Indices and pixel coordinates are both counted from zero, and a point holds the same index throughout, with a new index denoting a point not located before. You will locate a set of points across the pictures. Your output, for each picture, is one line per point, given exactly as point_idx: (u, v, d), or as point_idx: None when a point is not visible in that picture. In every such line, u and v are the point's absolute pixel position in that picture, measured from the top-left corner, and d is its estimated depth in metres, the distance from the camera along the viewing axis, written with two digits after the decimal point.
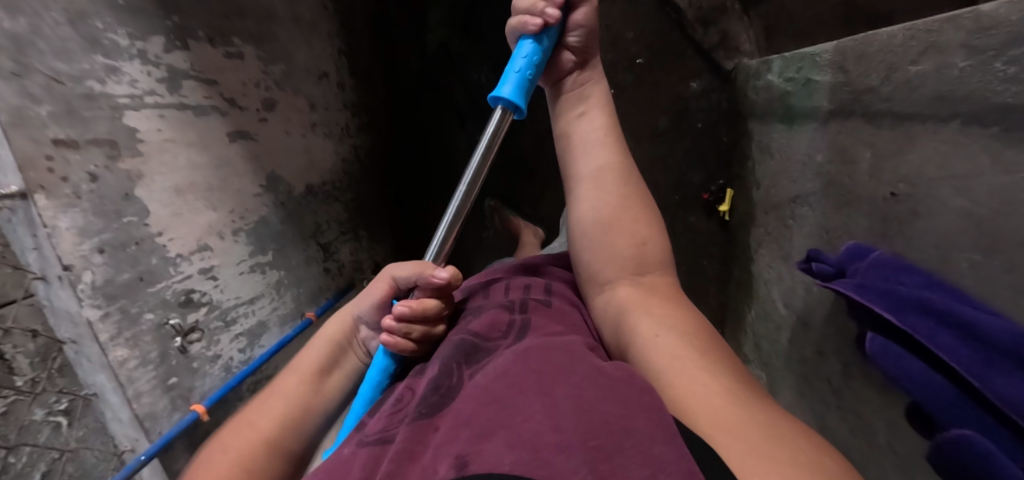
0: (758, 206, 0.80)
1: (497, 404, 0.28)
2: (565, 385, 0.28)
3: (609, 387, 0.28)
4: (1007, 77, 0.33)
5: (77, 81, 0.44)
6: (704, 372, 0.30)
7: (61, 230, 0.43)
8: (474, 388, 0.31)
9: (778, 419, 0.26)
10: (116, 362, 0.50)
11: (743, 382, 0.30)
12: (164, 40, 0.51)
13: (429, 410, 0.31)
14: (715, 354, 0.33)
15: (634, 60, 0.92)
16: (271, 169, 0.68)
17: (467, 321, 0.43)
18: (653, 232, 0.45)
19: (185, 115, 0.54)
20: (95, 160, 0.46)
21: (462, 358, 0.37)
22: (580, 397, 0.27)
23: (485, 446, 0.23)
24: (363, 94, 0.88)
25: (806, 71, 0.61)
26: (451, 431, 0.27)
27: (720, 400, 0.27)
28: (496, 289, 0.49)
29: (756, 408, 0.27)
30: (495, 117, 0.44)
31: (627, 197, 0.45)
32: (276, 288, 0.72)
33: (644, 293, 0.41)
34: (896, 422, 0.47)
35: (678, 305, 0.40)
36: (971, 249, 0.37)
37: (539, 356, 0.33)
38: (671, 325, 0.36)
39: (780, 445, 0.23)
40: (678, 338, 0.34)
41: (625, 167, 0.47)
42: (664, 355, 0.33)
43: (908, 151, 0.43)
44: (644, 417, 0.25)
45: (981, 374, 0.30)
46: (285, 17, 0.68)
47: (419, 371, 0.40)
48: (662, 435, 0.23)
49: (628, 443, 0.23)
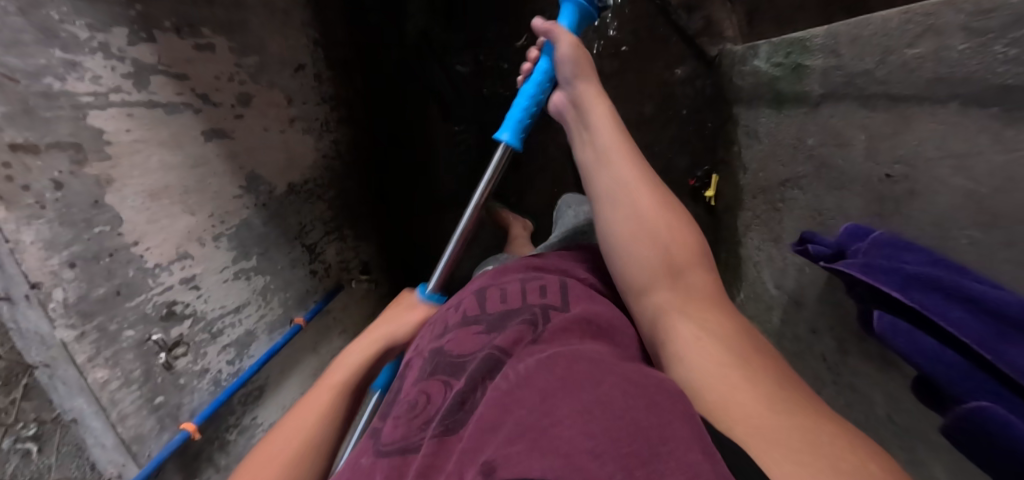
0: (746, 191, 0.81)
1: (523, 408, 0.25)
2: (595, 388, 0.25)
3: (641, 390, 0.25)
4: (1007, 58, 0.34)
5: (34, 79, 0.40)
6: (736, 376, 0.27)
7: (25, 245, 0.40)
8: (495, 393, 0.28)
9: (831, 428, 0.23)
10: (96, 384, 0.47)
11: (790, 389, 0.26)
12: (128, 32, 0.47)
13: (452, 425, 0.29)
14: (765, 359, 0.29)
15: (619, 47, 0.91)
16: (250, 168, 0.64)
17: (487, 334, 0.38)
18: (680, 223, 0.40)
19: (156, 113, 0.50)
20: (59, 165, 0.42)
21: (485, 372, 0.33)
22: (609, 400, 0.24)
23: (511, 451, 0.21)
24: (339, 86, 0.83)
25: (796, 55, 0.61)
26: (475, 435, 0.25)
27: (759, 407, 0.25)
28: (512, 293, 0.43)
29: (804, 416, 0.24)
30: (498, 153, 0.52)
31: (649, 204, 0.41)
32: (262, 294, 0.68)
33: (685, 296, 0.36)
34: (894, 395, 0.48)
35: (723, 307, 0.35)
36: (970, 226, 0.38)
37: (567, 364, 0.29)
38: (712, 329, 0.32)
39: (816, 453, 0.21)
40: (717, 340, 0.31)
41: (646, 174, 0.43)
42: (700, 363, 0.30)
43: (904, 133, 0.44)
44: (679, 424, 0.22)
45: (991, 345, 0.31)
46: (256, 4, 0.63)
47: (425, 368, 0.38)
48: (693, 443, 0.21)
49: (663, 448, 0.20)
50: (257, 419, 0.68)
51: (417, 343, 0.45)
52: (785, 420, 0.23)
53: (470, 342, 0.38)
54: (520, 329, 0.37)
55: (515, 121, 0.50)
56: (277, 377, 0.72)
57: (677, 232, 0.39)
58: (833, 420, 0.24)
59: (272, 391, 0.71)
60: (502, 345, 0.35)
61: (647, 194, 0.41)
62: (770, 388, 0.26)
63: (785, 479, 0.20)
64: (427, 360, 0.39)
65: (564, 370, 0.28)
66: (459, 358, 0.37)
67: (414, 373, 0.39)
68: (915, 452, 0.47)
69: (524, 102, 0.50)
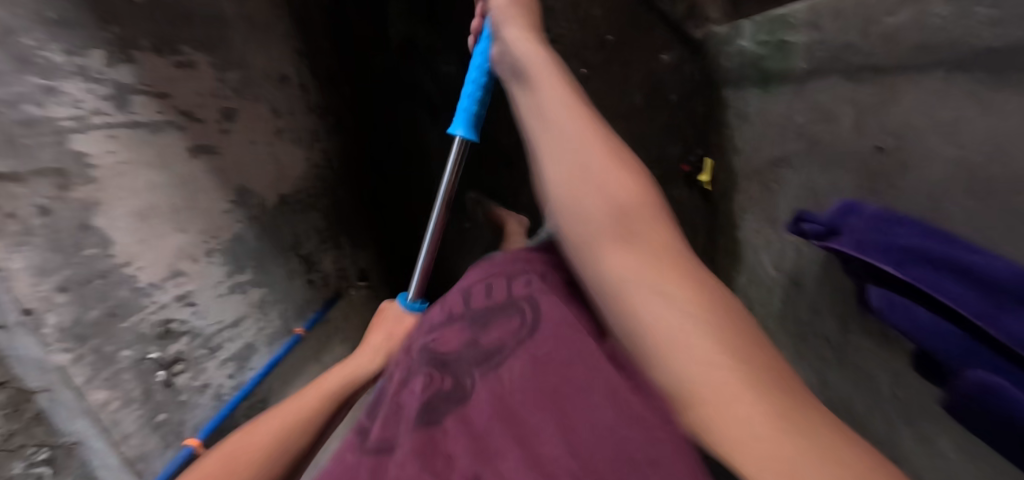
0: (740, 173, 0.80)
1: (517, 430, 0.27)
2: (591, 405, 0.27)
3: (629, 399, 0.26)
4: (989, 21, 0.33)
5: (12, 107, 0.40)
6: (735, 387, 0.22)
7: (15, 272, 0.41)
8: (488, 401, 0.30)
9: (850, 452, 0.19)
10: (96, 405, 0.48)
11: (770, 376, 0.24)
12: (106, 54, 0.47)
13: (433, 419, 0.31)
14: (749, 345, 0.25)
15: (605, 37, 0.89)
16: (239, 182, 0.64)
17: (472, 328, 0.38)
18: (636, 187, 0.33)
19: (138, 133, 0.50)
20: (44, 191, 0.42)
21: (475, 374, 0.33)
22: (598, 417, 0.26)
23: (505, 476, 0.24)
24: (327, 96, 0.83)
25: (779, 33, 0.61)
26: (475, 458, 0.26)
27: (777, 435, 0.20)
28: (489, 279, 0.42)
29: (822, 440, 0.20)
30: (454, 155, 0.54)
31: (595, 154, 0.34)
32: (260, 307, 0.68)
33: (645, 259, 0.29)
34: (898, 372, 0.47)
35: (689, 268, 0.30)
36: (962, 196, 0.37)
37: (557, 368, 0.30)
38: (681, 297, 0.27)
39: (811, 453, 0.19)
40: (688, 315, 0.26)
41: (593, 123, 0.36)
42: (662, 333, 0.26)
43: (891, 104, 0.43)
44: (665, 436, 0.23)
45: (991, 315, 0.30)
46: (236, 18, 0.63)
47: (412, 369, 0.38)
48: (683, 461, 0.22)
49: (652, 472, 0.22)
50: None
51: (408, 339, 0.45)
52: (808, 451, 0.19)
53: (456, 336, 0.38)
54: (507, 322, 0.36)
55: (466, 113, 0.50)
56: (280, 389, 0.72)
57: (640, 203, 0.33)
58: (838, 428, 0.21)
59: None
60: (490, 342, 0.36)
61: (609, 167, 0.33)
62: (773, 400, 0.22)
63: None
64: (414, 361, 0.38)
65: (561, 382, 0.29)
66: (442, 354, 0.37)
67: (401, 372, 0.39)
68: (921, 428, 0.46)
69: (471, 88, 0.49)
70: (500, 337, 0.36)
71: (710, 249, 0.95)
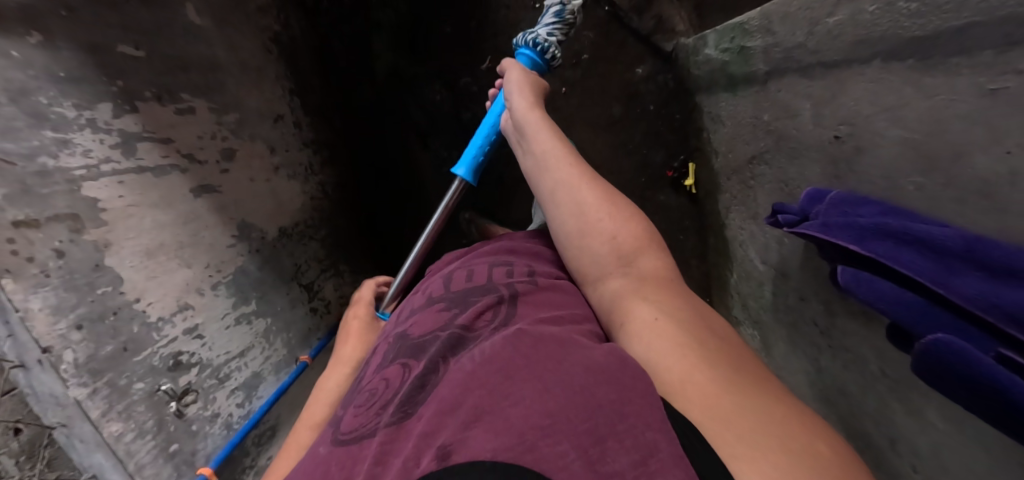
0: (721, 173, 0.83)
1: (481, 388, 0.27)
2: (557, 369, 0.27)
3: (603, 368, 0.26)
4: (911, 13, 0.37)
5: (30, 159, 0.43)
6: (690, 353, 0.26)
7: (34, 312, 0.43)
8: (460, 372, 0.29)
9: (779, 406, 0.22)
10: (112, 438, 0.49)
11: (752, 374, 0.25)
12: (112, 106, 0.51)
13: (411, 409, 0.30)
14: (718, 337, 0.28)
15: (580, 56, 0.94)
16: (240, 217, 0.67)
17: (450, 312, 0.38)
18: (639, 230, 0.37)
19: (145, 177, 0.54)
20: (60, 235, 0.45)
21: (447, 350, 0.34)
22: (569, 380, 0.25)
23: (469, 434, 0.23)
24: (321, 129, 0.88)
25: (739, 40, 0.65)
26: (435, 418, 0.26)
27: (717, 389, 0.23)
28: (479, 271, 0.43)
29: (757, 394, 0.23)
30: (453, 188, 0.63)
31: (595, 200, 0.37)
32: (265, 337, 0.70)
33: (639, 284, 0.34)
34: (884, 349, 0.49)
35: (681, 292, 0.33)
36: (913, 173, 0.40)
37: (532, 342, 0.30)
38: (674, 312, 0.30)
39: (769, 432, 0.20)
40: (681, 329, 0.28)
41: (589, 172, 0.39)
42: (659, 337, 0.28)
43: (841, 95, 0.47)
44: (638, 399, 0.23)
45: (942, 279, 0.32)
46: (230, 65, 0.67)
47: (389, 354, 0.38)
48: (650, 417, 0.22)
49: (620, 426, 0.22)
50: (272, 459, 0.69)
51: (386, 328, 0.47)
52: (740, 401, 0.22)
53: (432, 319, 0.39)
54: (484, 305, 0.37)
55: (470, 158, 0.57)
56: (288, 415, 0.73)
57: (639, 245, 0.36)
58: (777, 391, 0.24)
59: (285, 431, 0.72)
60: (464, 323, 0.36)
61: (606, 211, 0.37)
62: (722, 365, 0.25)
63: (738, 465, 0.19)
64: (391, 346, 0.40)
65: (528, 350, 0.29)
66: (419, 339, 0.37)
67: (379, 358, 0.40)
68: (910, 402, 0.47)
69: (481, 139, 0.56)
70: (476, 318, 0.36)
71: (701, 250, 0.97)
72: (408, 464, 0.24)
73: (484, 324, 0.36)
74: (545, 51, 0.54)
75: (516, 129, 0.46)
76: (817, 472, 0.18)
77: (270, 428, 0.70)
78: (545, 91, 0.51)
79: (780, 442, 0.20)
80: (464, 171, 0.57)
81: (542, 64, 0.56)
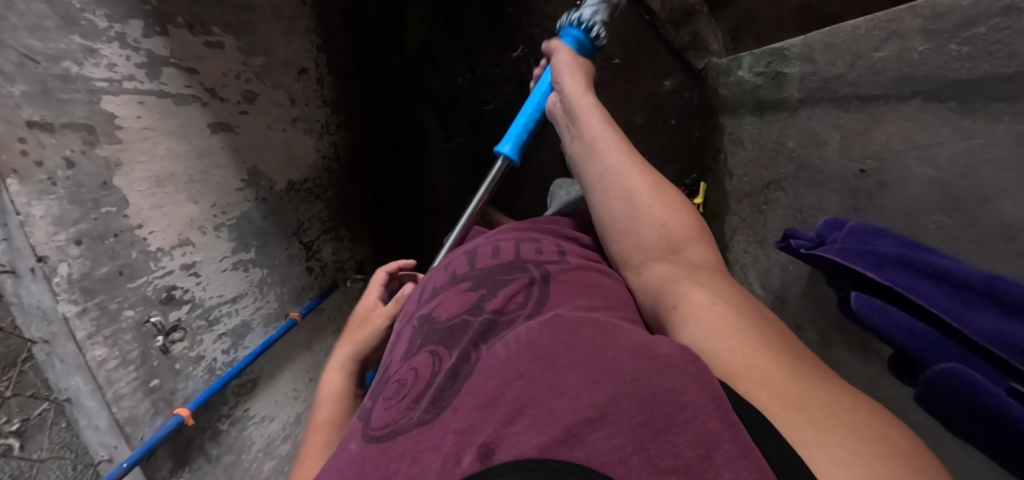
0: (731, 196, 0.80)
1: (522, 378, 0.24)
2: (600, 354, 0.24)
3: (653, 351, 0.23)
4: (960, 55, 0.38)
5: (53, 61, 0.43)
6: (752, 337, 0.25)
7: (35, 219, 0.42)
8: (496, 360, 0.27)
9: (848, 393, 0.21)
10: (94, 362, 0.48)
11: (817, 363, 0.23)
12: (143, 24, 0.49)
13: (444, 400, 0.27)
14: (775, 323, 0.27)
15: (611, 60, 0.95)
16: (251, 163, 0.65)
17: (477, 294, 0.36)
18: (685, 218, 0.36)
19: (165, 102, 0.52)
20: (71, 144, 0.44)
21: (478, 338, 0.31)
22: (615, 365, 0.23)
23: (511, 430, 0.21)
24: (341, 91, 0.86)
25: (776, 64, 0.61)
26: (474, 412, 0.23)
27: (783, 375, 0.22)
28: (505, 249, 0.41)
29: (825, 382, 0.21)
30: (493, 171, 0.62)
31: (644, 185, 0.37)
32: (259, 287, 0.69)
33: (688, 269, 0.33)
34: (878, 379, 0.50)
35: (730, 278, 0.32)
36: (936, 212, 0.42)
37: (569, 323, 0.27)
38: (731, 298, 0.29)
39: (843, 420, 0.19)
40: (739, 313, 0.27)
41: (636, 159, 0.39)
42: (720, 320, 0.27)
43: (874, 130, 0.47)
44: (695, 387, 0.20)
45: (959, 314, 0.33)
46: (263, 8, 0.65)
47: (414, 341, 0.35)
48: (709, 406, 0.19)
49: (679, 418, 0.19)
50: (249, 411, 0.68)
51: (406, 308, 0.44)
52: (810, 389, 0.21)
53: (458, 300, 0.36)
54: (516, 288, 0.35)
55: (515, 135, 0.55)
56: (269, 371, 0.72)
57: (687, 232, 0.35)
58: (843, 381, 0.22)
59: (264, 384, 0.71)
60: (495, 306, 0.34)
61: (653, 197, 0.36)
62: (786, 352, 0.24)
63: (814, 453, 0.18)
64: (415, 331, 0.37)
65: (566, 333, 0.26)
66: (446, 322, 0.35)
67: (405, 344, 0.37)
68: None
69: (525, 118, 0.54)
70: (508, 301, 0.34)
71: None
72: (447, 464, 0.21)
73: (516, 308, 0.34)
74: (590, 29, 0.52)
75: (564, 113, 0.46)
76: (894, 460, 0.16)
77: (251, 380, 0.68)
78: (592, 76, 0.51)
79: (852, 427, 0.18)
80: (509, 148, 0.55)
81: (588, 44, 0.53)
